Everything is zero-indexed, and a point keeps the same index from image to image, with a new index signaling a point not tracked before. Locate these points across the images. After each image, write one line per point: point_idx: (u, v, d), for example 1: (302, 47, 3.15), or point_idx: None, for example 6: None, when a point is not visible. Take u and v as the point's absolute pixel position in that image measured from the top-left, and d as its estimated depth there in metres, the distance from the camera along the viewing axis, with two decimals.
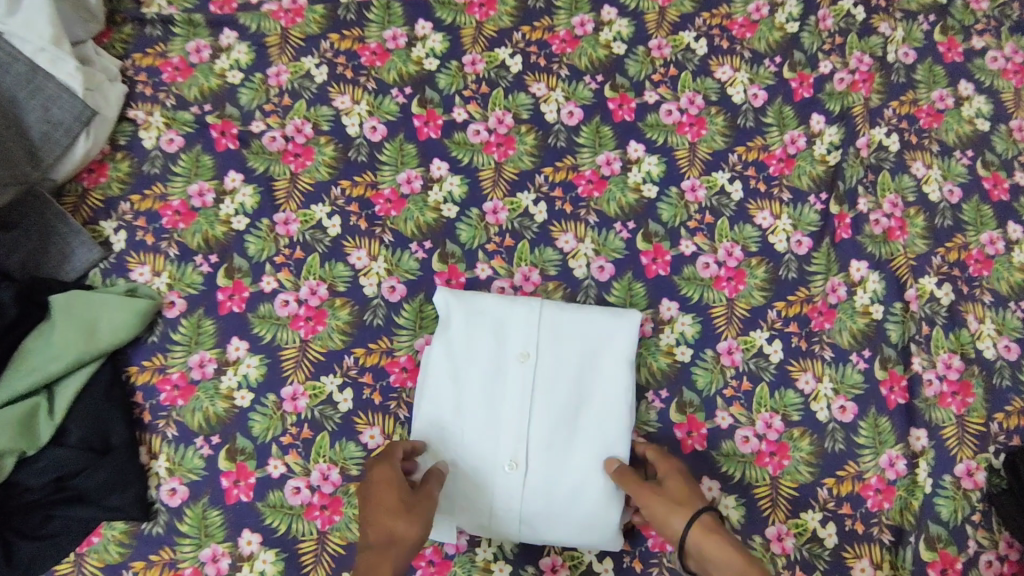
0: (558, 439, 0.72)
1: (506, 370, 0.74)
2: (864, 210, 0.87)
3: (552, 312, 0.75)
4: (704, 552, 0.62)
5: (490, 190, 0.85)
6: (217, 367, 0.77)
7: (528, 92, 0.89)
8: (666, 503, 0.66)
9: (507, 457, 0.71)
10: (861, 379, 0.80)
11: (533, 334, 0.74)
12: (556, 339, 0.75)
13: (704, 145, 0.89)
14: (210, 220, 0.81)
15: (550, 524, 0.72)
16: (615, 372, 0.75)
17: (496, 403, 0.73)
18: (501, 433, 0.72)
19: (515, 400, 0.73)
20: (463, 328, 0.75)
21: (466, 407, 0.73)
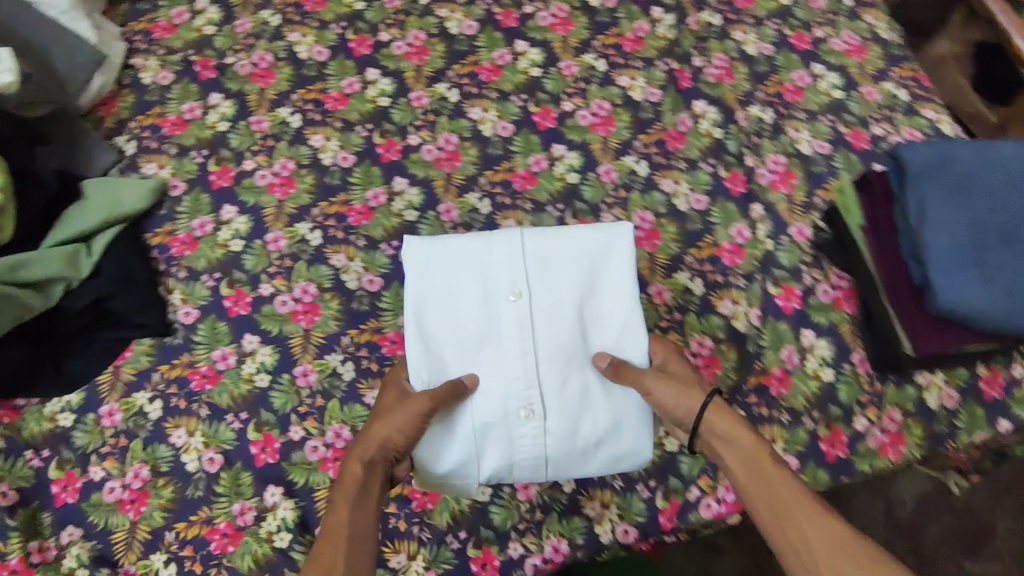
0: (566, 369, 0.80)
1: (500, 308, 0.81)
2: (699, 66, 1.12)
3: (533, 246, 0.81)
4: (713, 428, 0.71)
5: (414, 84, 1.10)
6: (215, 226, 0.99)
7: (435, 15, 1.15)
8: (675, 394, 0.73)
9: (524, 400, 0.78)
10: (710, 179, 1.04)
11: (519, 271, 0.80)
12: (547, 276, 0.81)
13: (574, 38, 1.14)
14: (200, 127, 1.06)
15: (580, 454, 0.81)
16: (606, 289, 0.82)
17: (496, 344, 0.80)
18: (508, 380, 0.79)
19: (514, 340, 0.80)
20: (443, 268, 0.81)
21: (465, 353, 0.80)
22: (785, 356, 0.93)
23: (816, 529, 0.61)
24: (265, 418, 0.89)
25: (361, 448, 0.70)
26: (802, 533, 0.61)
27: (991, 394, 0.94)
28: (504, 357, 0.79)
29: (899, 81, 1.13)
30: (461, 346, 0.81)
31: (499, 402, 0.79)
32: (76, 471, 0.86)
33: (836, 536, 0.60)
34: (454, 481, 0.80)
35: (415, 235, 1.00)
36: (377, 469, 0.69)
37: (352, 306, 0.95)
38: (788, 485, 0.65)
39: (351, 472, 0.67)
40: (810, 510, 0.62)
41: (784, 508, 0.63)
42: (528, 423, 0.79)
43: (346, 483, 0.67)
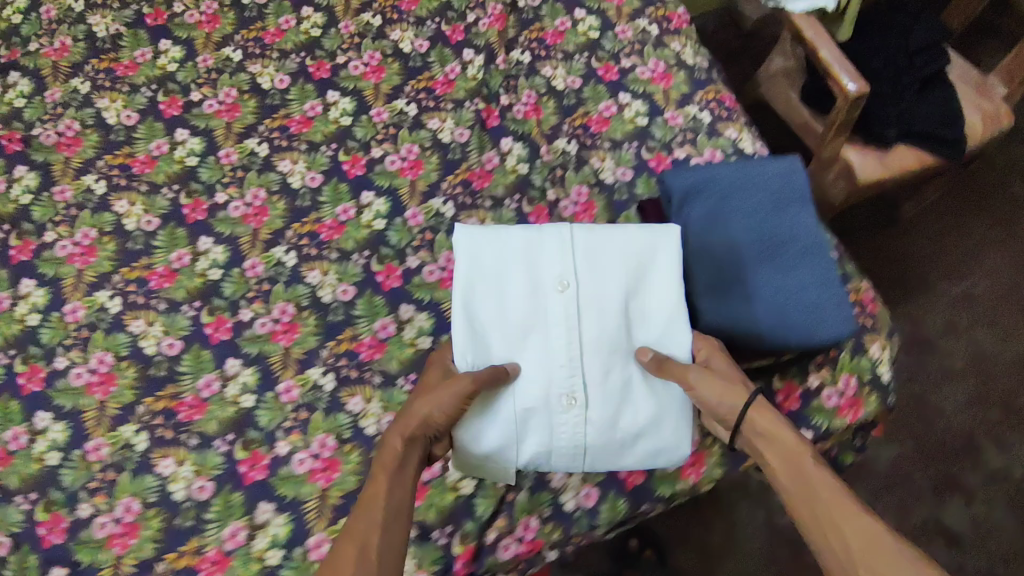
0: (614, 360, 0.83)
1: (547, 299, 0.83)
2: (506, 104, 1.15)
3: (580, 235, 0.84)
4: (752, 424, 0.75)
5: (223, 141, 1.11)
6: (11, 301, 1.00)
7: (246, 71, 1.17)
8: (718, 390, 0.76)
9: (565, 390, 0.82)
10: (514, 215, 1.06)
11: (564, 262, 0.83)
12: (596, 264, 0.83)
13: (385, 85, 1.17)
14: (2, 201, 1.06)
15: (611, 440, 0.83)
16: (671, 281, 0.83)
17: (540, 331, 0.83)
18: (551, 369, 0.82)
19: (563, 329, 0.82)
20: (488, 255, 0.84)
21: (512, 341, 0.83)
22: None
23: (858, 524, 0.64)
24: (54, 496, 0.89)
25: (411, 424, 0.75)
26: (850, 523, 0.64)
27: (791, 405, 0.95)
28: (549, 342, 0.82)
29: (702, 104, 1.16)
30: (506, 334, 0.83)
31: (521, 388, 0.82)
32: None
33: (870, 530, 0.63)
34: (486, 467, 0.84)
35: (218, 293, 1.00)
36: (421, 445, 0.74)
37: (148, 373, 0.95)
38: (832, 482, 0.68)
39: (393, 445, 0.73)
40: (855, 507, 0.65)
41: (834, 504, 0.66)
42: (569, 412, 0.82)
43: (387, 458, 0.73)
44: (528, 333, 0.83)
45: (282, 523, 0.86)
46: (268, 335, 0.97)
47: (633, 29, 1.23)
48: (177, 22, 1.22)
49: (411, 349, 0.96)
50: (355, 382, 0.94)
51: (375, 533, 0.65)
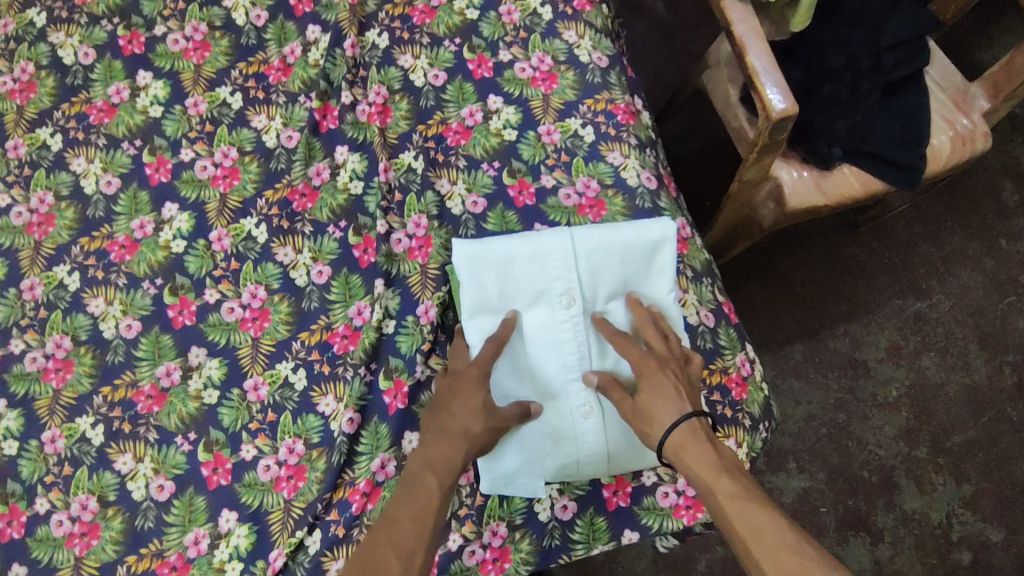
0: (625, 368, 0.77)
1: (551, 312, 0.77)
2: (348, 101, 0.96)
3: (581, 240, 0.76)
4: (680, 458, 0.65)
5: (12, 130, 0.97)
6: None
7: (47, 41, 1.00)
8: (640, 421, 0.69)
9: (580, 403, 0.77)
10: (336, 245, 0.90)
11: (569, 270, 0.76)
12: (597, 272, 0.77)
13: (208, 66, 0.99)
14: None
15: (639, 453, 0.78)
16: (669, 278, 0.79)
17: (550, 345, 0.77)
18: (564, 382, 0.77)
19: (569, 347, 0.77)
20: (489, 272, 0.76)
21: (513, 362, 0.77)
22: (377, 465, 0.81)
23: (789, 570, 0.54)
24: None
25: (452, 433, 0.68)
26: (775, 567, 0.55)
27: (616, 503, 0.81)
28: (555, 357, 0.77)
29: (587, 117, 0.96)
30: (513, 354, 0.77)
31: (578, 396, 0.77)
32: None
33: (798, 568, 0.54)
34: (514, 484, 0.79)
35: None
36: (464, 458, 0.67)
37: None
38: (754, 521, 0.58)
39: (444, 454, 0.66)
40: (788, 550, 0.55)
41: (762, 548, 0.56)
42: (589, 423, 0.77)
43: (437, 463, 0.66)
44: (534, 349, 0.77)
45: None
46: (38, 373, 0.86)
47: (521, 10, 1.01)
48: None
49: (194, 404, 0.84)
50: (126, 438, 0.83)
51: (415, 541, 0.59)
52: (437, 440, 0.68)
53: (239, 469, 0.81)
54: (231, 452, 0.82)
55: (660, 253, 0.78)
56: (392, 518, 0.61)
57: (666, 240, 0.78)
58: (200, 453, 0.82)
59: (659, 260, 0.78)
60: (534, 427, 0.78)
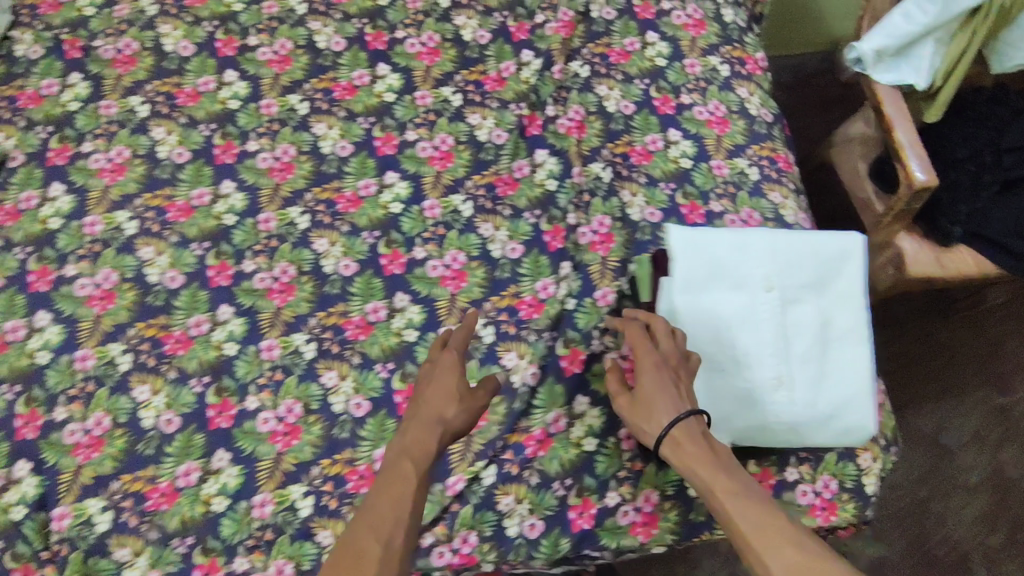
0: (814, 351, 0.80)
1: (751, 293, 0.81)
2: (551, 114, 1.13)
3: (781, 235, 0.83)
4: (678, 452, 0.69)
5: (266, 92, 1.12)
6: (40, 201, 1.03)
7: (305, 27, 1.17)
8: (637, 415, 0.74)
9: (771, 375, 0.79)
10: (530, 229, 1.04)
11: (771, 259, 0.82)
12: (792, 264, 0.82)
13: (437, 69, 1.15)
14: (52, 105, 1.10)
15: (820, 431, 0.79)
16: (856, 279, 0.84)
17: (750, 322, 0.80)
18: (759, 356, 0.79)
19: (768, 325, 0.80)
20: (700, 253, 0.81)
21: (713, 333, 0.80)
22: (551, 419, 0.92)
23: (785, 554, 0.59)
24: (36, 394, 0.93)
25: (426, 420, 0.76)
26: (771, 555, 0.59)
27: None
28: (754, 332, 0.80)
29: (753, 159, 1.11)
30: (713, 325, 0.80)
31: (771, 370, 0.79)
32: None
33: (797, 561, 0.58)
34: (705, 438, 0.79)
35: (227, 239, 1.02)
36: (439, 438, 0.75)
37: (145, 300, 0.98)
38: (751, 515, 0.62)
39: (415, 436, 0.75)
40: (780, 539, 0.60)
41: (758, 538, 0.61)
42: (778, 394, 0.79)
43: (413, 447, 0.73)
44: (734, 323, 0.80)
45: (234, 474, 0.89)
46: (264, 291, 0.99)
47: (702, 65, 1.18)
48: None
49: (395, 339, 0.96)
50: (333, 357, 0.95)
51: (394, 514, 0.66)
52: (411, 429, 0.76)
53: None
54: None
55: (851, 256, 0.84)
56: (376, 500, 0.68)
57: (853, 249, 0.84)
58: (394, 382, 0.94)
59: (850, 262, 0.84)
60: (727, 396, 0.78)
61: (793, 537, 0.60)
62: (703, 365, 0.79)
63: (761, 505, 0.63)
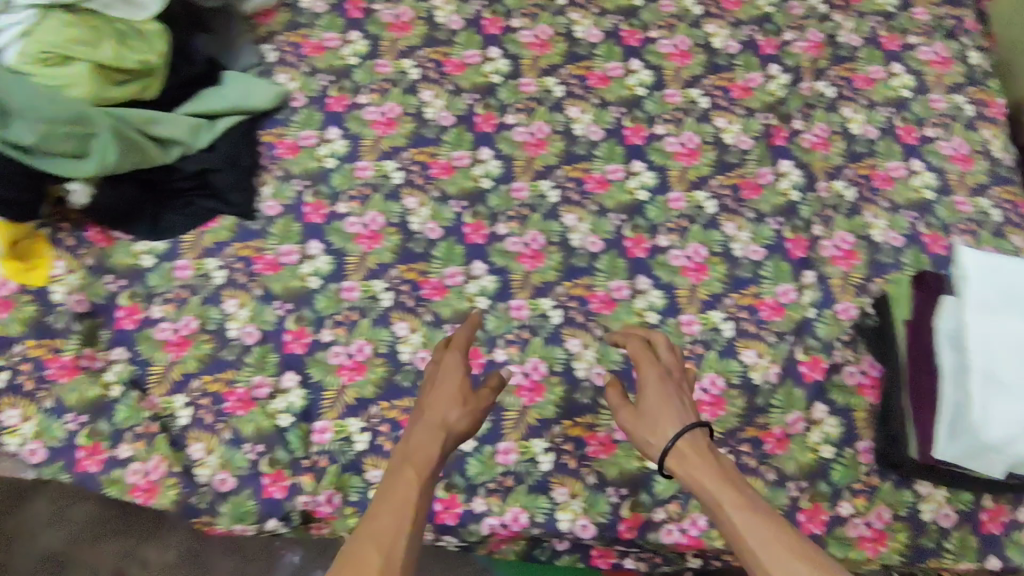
0: None
1: None
2: (798, 128, 1.14)
3: None
4: (689, 469, 0.72)
5: (527, 72, 1.17)
6: (317, 141, 1.10)
7: (565, 17, 1.22)
8: (649, 428, 0.78)
9: None
10: (772, 234, 1.06)
11: None
12: None
13: (687, 71, 1.18)
14: (332, 57, 1.16)
15: None
16: None
17: None
18: None
19: None
20: (1000, 277, 0.85)
21: (1008, 355, 0.82)
22: (790, 420, 0.95)
23: (791, 565, 0.61)
24: (305, 315, 1.00)
25: (431, 425, 0.77)
26: (782, 568, 0.61)
27: (990, 528, 0.91)
28: None
29: (996, 201, 1.09)
30: (1008, 348, 0.82)
31: None
32: (140, 305, 0.99)
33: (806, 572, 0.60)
34: (983, 455, 0.81)
35: (483, 202, 1.08)
36: (441, 443, 0.76)
37: (408, 245, 1.05)
38: (760, 530, 0.65)
39: (423, 440, 0.75)
40: (788, 555, 0.62)
41: (769, 553, 0.62)
42: None
43: (415, 454, 0.73)
44: None
45: (482, 419, 0.95)
46: (516, 254, 1.05)
47: (947, 102, 1.17)
48: None
49: (636, 319, 1.01)
50: (577, 325, 1.01)
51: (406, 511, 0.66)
52: (417, 431, 0.77)
53: None
54: None
55: None
56: (389, 492, 0.68)
57: None
58: (635, 360, 0.98)
59: None
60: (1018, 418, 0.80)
61: (801, 553, 0.62)
62: (994, 388, 0.81)
63: (773, 522, 0.65)
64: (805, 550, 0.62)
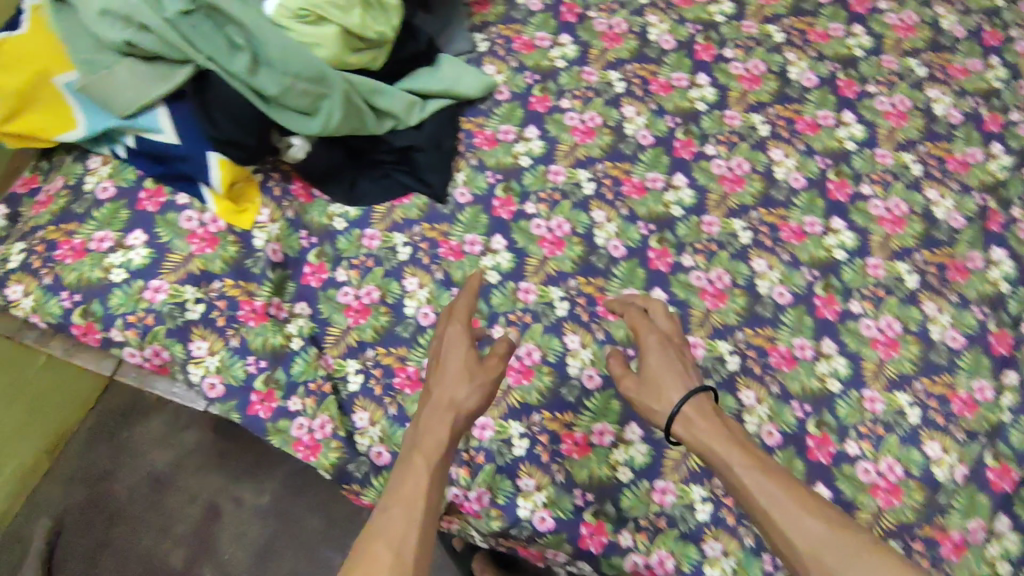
0: None
1: None
2: (1016, 216, 1.07)
3: None
4: (696, 434, 0.77)
5: (733, 105, 1.15)
6: (515, 138, 1.11)
7: (781, 55, 1.19)
8: (654, 391, 0.81)
9: None
10: (976, 324, 0.99)
11: None
12: None
13: (902, 133, 1.13)
14: (541, 56, 1.18)
15: None
16: None
17: None
18: None
19: None
20: None
21: None
22: (970, 527, 0.88)
23: (807, 525, 0.68)
24: (479, 307, 0.99)
25: (439, 408, 0.79)
26: (796, 528, 0.68)
27: None
28: None
29: None
30: None
31: None
32: (327, 265, 1.01)
33: (820, 527, 0.67)
34: None
35: (672, 229, 1.05)
36: (451, 422, 0.78)
37: (589, 259, 1.03)
38: (773, 491, 0.71)
39: (433, 423, 0.77)
40: (798, 509, 0.69)
41: (780, 512, 0.69)
42: None
43: (425, 441, 0.75)
44: None
45: (644, 452, 0.91)
46: (699, 290, 1.01)
47: None
48: None
49: (817, 382, 0.96)
50: (754, 377, 0.96)
51: (420, 500, 0.69)
52: (430, 419, 0.78)
53: (840, 457, 0.92)
54: (837, 439, 0.93)
55: None
56: (405, 480, 0.72)
57: None
58: (810, 426, 0.93)
59: None
60: None
61: (813, 508, 0.69)
62: None
63: (782, 484, 0.71)
64: (810, 503, 0.70)
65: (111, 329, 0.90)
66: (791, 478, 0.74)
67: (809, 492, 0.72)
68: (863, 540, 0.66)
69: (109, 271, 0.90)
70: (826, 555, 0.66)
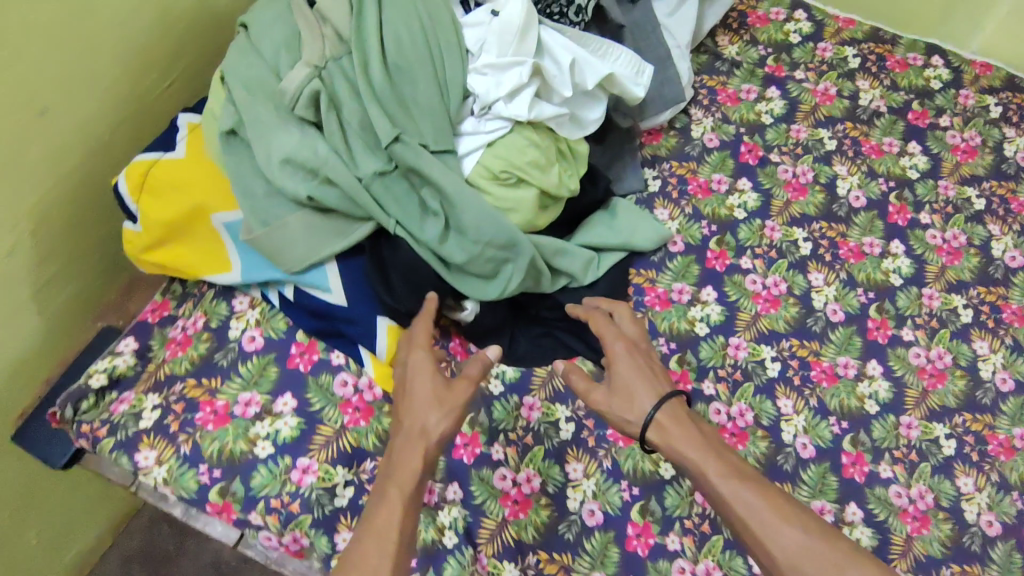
0: None
1: None
2: None
3: None
4: (679, 445, 0.76)
5: (931, 281, 1.04)
6: (690, 298, 1.00)
7: (984, 227, 1.08)
8: (632, 398, 0.80)
9: None
10: None
11: None
12: None
13: None
14: (718, 202, 1.08)
15: None
16: None
17: None
18: None
19: None
20: None
21: None
22: None
23: (785, 538, 0.67)
24: (651, 508, 0.86)
25: (409, 433, 0.72)
26: (774, 538, 0.68)
27: None
28: None
29: None
30: None
31: None
32: (481, 437, 0.89)
33: (772, 522, 0.68)
34: None
35: (867, 429, 0.94)
36: (423, 451, 0.70)
37: (776, 458, 0.91)
38: (748, 498, 0.70)
39: (405, 453, 0.70)
40: (774, 517, 0.69)
41: (757, 519, 0.69)
42: None
43: (399, 467, 0.69)
44: None
45: None
46: (899, 510, 0.90)
47: None
48: (937, 134, 1.16)
49: None
50: None
51: (394, 527, 0.64)
52: (402, 442, 0.71)
53: None
54: None
55: None
56: (378, 509, 0.66)
57: None
58: None
59: None
60: None
61: (788, 517, 0.69)
62: None
63: (763, 496, 0.70)
64: (792, 513, 0.70)
65: (250, 512, 0.77)
66: (762, 479, 0.74)
67: (778, 494, 0.72)
68: (835, 547, 0.66)
69: (254, 444, 0.79)
70: (805, 564, 0.66)
